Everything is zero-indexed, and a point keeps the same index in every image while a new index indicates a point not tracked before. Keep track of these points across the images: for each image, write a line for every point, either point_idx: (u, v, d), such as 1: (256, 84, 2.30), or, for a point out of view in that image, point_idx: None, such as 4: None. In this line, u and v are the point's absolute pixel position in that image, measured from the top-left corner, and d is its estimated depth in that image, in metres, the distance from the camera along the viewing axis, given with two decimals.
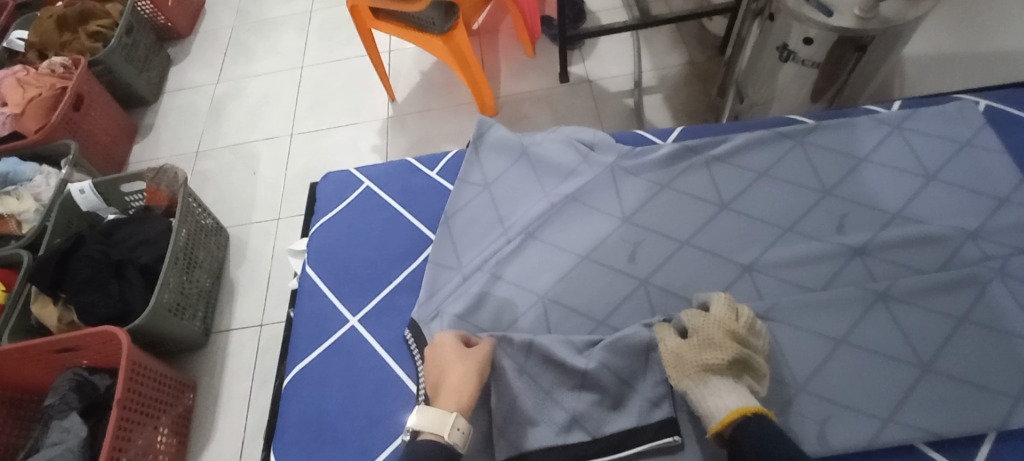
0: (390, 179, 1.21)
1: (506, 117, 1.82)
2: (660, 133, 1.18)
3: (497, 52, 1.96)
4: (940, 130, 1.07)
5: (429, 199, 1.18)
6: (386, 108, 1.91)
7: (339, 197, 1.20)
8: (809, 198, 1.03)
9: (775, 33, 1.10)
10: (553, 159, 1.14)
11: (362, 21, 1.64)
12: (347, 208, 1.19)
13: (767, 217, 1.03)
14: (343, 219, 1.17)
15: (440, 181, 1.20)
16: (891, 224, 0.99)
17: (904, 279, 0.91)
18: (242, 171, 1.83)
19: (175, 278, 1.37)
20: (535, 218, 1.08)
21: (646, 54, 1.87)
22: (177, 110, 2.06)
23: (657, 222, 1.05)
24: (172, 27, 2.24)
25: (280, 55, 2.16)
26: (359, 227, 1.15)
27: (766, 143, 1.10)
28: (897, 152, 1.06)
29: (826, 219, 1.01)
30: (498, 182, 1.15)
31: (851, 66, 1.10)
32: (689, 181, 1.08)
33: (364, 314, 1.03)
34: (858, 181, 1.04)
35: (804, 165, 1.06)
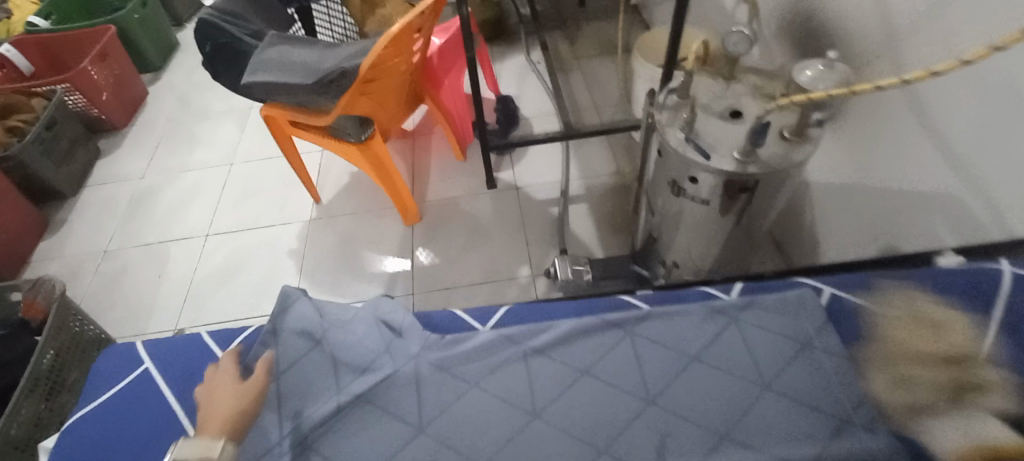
0: (176, 358, 1.03)
1: (429, 224, 1.77)
2: (481, 315, 1.08)
3: (428, 155, 1.95)
4: (780, 326, 0.95)
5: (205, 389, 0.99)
6: (310, 209, 1.85)
7: (115, 377, 1.01)
8: (633, 409, 0.88)
9: (666, 168, 1.08)
10: (354, 346, 1.00)
11: (279, 128, 1.60)
12: (115, 395, 0.99)
13: (578, 433, 0.87)
14: (103, 417, 0.97)
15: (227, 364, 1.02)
16: (718, 448, 0.83)
17: None
18: (147, 275, 1.73)
19: (28, 409, 1.22)
20: (318, 423, 0.91)
21: (575, 161, 1.87)
22: (94, 205, 1.98)
23: (457, 437, 0.88)
24: (105, 119, 2.21)
25: (212, 150, 2.12)
26: (117, 425, 0.95)
27: (591, 334, 0.98)
28: (732, 352, 0.94)
29: (644, 440, 0.85)
30: (292, 370, 0.98)
31: (744, 202, 1.08)
32: (504, 376, 0.94)
33: None
34: (689, 385, 0.90)
35: (630, 364, 0.94)
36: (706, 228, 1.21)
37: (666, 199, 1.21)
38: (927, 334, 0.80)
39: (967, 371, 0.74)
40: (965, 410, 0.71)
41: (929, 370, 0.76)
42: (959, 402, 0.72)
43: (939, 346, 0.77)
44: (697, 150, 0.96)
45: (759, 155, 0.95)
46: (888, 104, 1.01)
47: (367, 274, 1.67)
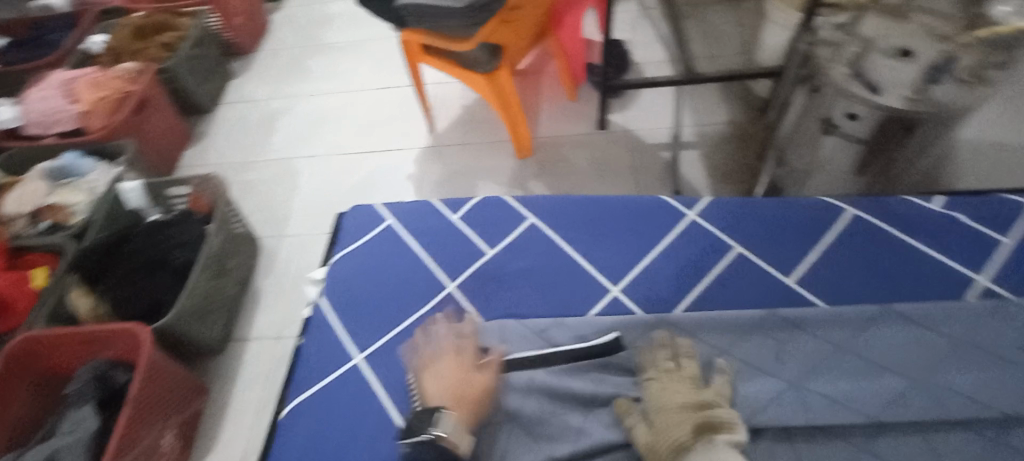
0: (414, 220, 1.26)
1: (542, 159, 1.83)
2: (685, 202, 1.20)
3: (540, 93, 1.99)
4: (985, 214, 1.09)
5: (449, 243, 1.21)
6: (426, 137, 1.96)
7: (362, 232, 1.26)
8: (891, 383, 0.91)
9: (819, 106, 1.08)
10: (547, 216, 1.22)
11: (412, 55, 1.70)
12: (369, 244, 1.24)
13: (824, 333, 0.98)
14: (365, 258, 1.21)
15: (461, 227, 1.24)
16: (952, 355, 0.93)
17: (953, 401, 0.88)
18: (282, 185, 1.90)
19: (203, 284, 1.40)
20: (522, 269, 1.15)
21: (688, 109, 1.87)
22: (230, 121, 2.17)
23: (717, 330, 1.00)
24: (237, 43, 2.38)
25: (334, 78, 2.26)
26: (378, 264, 1.20)
27: (807, 227, 1.13)
28: (956, 246, 1.06)
29: (890, 345, 0.95)
30: (491, 228, 1.23)
31: (896, 147, 1.07)
32: (720, 290, 1.07)
33: (370, 352, 1.06)
34: (951, 368, 0.91)
35: (854, 260, 1.09)
36: (841, 175, 1.21)
37: (802, 142, 1.21)
38: (687, 387, 0.89)
39: (707, 399, 0.86)
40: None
41: (676, 414, 0.84)
42: None
43: (694, 394, 0.87)
44: (863, 86, 0.97)
45: (929, 95, 0.94)
46: None
47: None
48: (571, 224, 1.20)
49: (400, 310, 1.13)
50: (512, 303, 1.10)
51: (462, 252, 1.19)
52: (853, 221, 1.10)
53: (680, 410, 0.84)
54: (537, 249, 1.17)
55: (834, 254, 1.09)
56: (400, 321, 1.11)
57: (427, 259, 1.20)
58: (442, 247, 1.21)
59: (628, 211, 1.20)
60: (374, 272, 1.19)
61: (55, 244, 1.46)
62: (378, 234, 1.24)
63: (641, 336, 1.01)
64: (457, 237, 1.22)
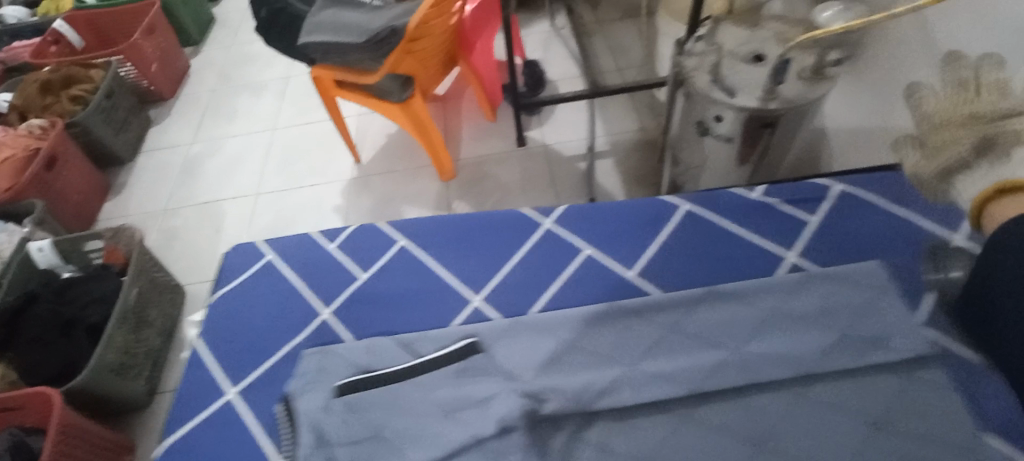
0: (292, 251, 1.15)
1: (465, 180, 1.88)
2: (544, 210, 1.15)
3: (460, 116, 2.05)
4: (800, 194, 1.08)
5: (326, 272, 1.10)
6: (351, 169, 1.98)
7: (240, 269, 1.14)
8: (710, 356, 0.90)
9: (693, 111, 1.17)
10: (427, 234, 1.14)
11: (326, 89, 1.72)
12: (244, 281, 1.12)
13: (644, 316, 0.96)
14: (240, 295, 1.09)
15: (340, 255, 1.13)
16: (767, 321, 0.92)
17: (767, 366, 0.87)
18: (207, 229, 1.88)
19: (121, 338, 1.38)
20: (400, 291, 1.06)
21: (600, 120, 1.97)
22: (151, 169, 2.14)
23: (537, 329, 0.95)
24: (155, 90, 2.35)
25: (256, 117, 2.26)
26: (254, 301, 1.08)
27: (647, 221, 1.10)
28: (774, 225, 1.06)
29: (711, 320, 0.94)
30: (371, 252, 1.13)
31: (764, 142, 1.17)
32: (571, 289, 1.02)
33: (244, 386, 0.96)
34: (768, 337, 0.91)
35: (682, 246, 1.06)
36: (726, 170, 1.31)
37: (688, 144, 1.31)
38: (957, 97, 0.79)
39: (993, 130, 0.74)
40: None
41: (954, 115, 0.78)
42: (993, 161, 0.74)
43: (959, 110, 0.77)
44: (722, 90, 1.06)
45: (779, 93, 1.04)
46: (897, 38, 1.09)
47: None
48: (450, 240, 1.12)
49: (268, 347, 1.01)
50: (389, 326, 1.00)
51: (332, 279, 1.09)
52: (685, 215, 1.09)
53: (940, 142, 0.79)
54: (415, 268, 1.09)
55: (678, 244, 1.06)
56: (267, 357, 1.00)
57: (304, 289, 1.09)
58: (316, 277, 1.10)
59: (508, 223, 1.14)
60: (248, 310, 1.07)
61: None
62: (251, 272, 1.13)
63: (498, 338, 0.96)
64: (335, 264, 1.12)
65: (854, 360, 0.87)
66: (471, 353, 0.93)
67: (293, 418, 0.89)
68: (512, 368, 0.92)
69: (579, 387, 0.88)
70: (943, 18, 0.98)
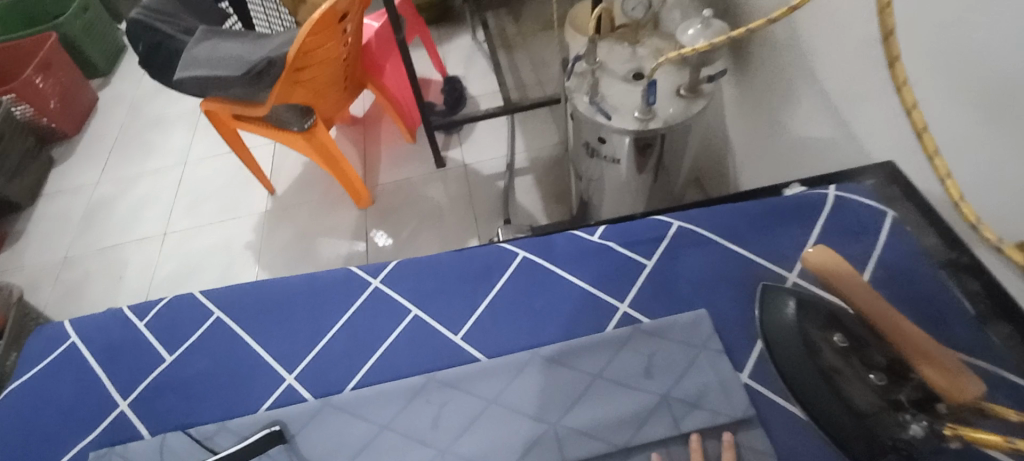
0: (100, 332, 0.87)
1: (382, 207, 1.81)
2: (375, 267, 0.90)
3: (377, 139, 1.99)
4: (640, 228, 0.88)
5: (136, 358, 0.84)
6: (265, 201, 1.89)
7: (37, 358, 0.86)
8: (521, 433, 0.72)
9: (580, 132, 1.15)
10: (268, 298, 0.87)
11: (223, 123, 1.64)
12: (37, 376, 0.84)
13: (446, 385, 0.76)
14: (30, 392, 0.83)
15: (153, 335, 0.86)
16: (592, 383, 0.75)
17: (585, 442, 0.70)
18: (109, 276, 1.77)
19: None
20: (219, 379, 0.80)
21: (520, 136, 1.93)
22: (52, 214, 2.01)
23: (311, 422, 0.75)
24: (56, 128, 2.21)
25: (167, 152, 2.15)
26: (45, 398, 0.82)
27: (468, 272, 0.87)
28: (614, 267, 0.85)
29: (525, 387, 0.75)
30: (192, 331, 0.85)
31: (656, 159, 1.16)
32: (384, 372, 0.79)
33: None
34: (591, 403, 0.73)
35: (515, 300, 0.84)
36: (628, 188, 1.29)
37: (588, 163, 1.27)
38: None
39: None
40: (961, 433, 0.55)
41: None
42: None
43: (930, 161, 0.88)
44: (601, 112, 1.03)
45: (657, 113, 1.02)
46: (774, 51, 1.08)
47: (325, 261, 1.71)
48: (289, 309, 0.86)
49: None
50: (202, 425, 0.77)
51: (132, 366, 0.83)
52: (523, 264, 0.87)
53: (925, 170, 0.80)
54: (244, 351, 0.82)
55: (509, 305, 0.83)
56: None
57: (108, 382, 0.82)
58: (122, 365, 0.83)
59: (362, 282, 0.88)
60: (37, 411, 0.81)
61: None
62: (47, 360, 0.85)
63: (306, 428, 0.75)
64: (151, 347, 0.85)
65: (675, 429, 0.70)
66: (268, 449, 0.73)
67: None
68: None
69: None
70: (806, 30, 0.97)
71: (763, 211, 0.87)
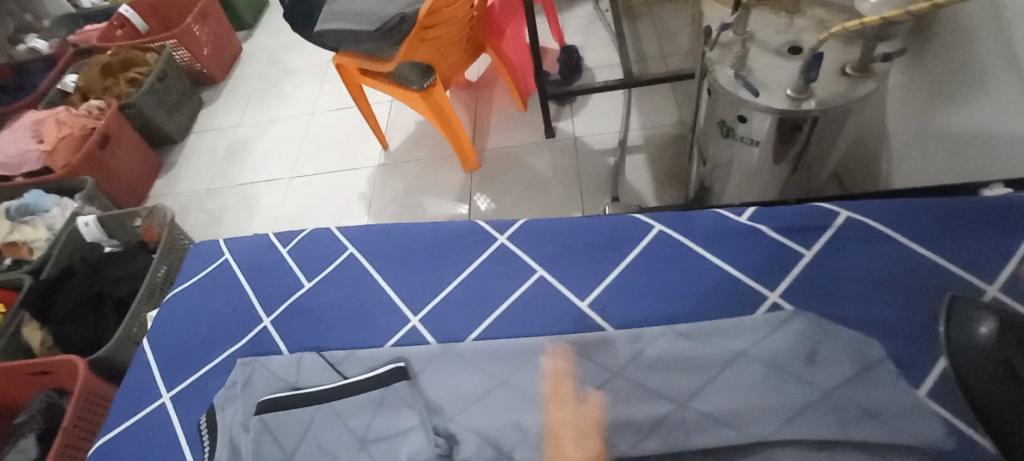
0: (248, 253, 1.03)
1: (487, 172, 1.83)
2: (501, 225, 0.99)
3: (488, 104, 2.00)
4: (796, 215, 0.89)
5: (276, 279, 0.98)
6: (379, 156, 1.98)
7: (198, 267, 1.04)
8: (653, 407, 0.73)
9: (715, 109, 1.07)
10: (381, 243, 0.99)
11: (351, 77, 1.72)
12: (199, 283, 1.01)
13: (588, 349, 0.80)
14: (192, 295, 0.99)
15: (291, 261, 1.00)
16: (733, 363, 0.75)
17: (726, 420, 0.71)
18: (242, 210, 1.96)
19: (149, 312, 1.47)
20: (340, 305, 0.93)
21: (635, 113, 1.85)
22: (198, 150, 2.25)
23: (465, 357, 0.82)
24: (207, 73, 2.46)
25: (297, 102, 2.31)
26: (205, 301, 0.98)
27: (610, 243, 0.92)
28: (758, 255, 0.86)
29: (663, 364, 0.77)
30: (328, 262, 0.98)
31: (800, 147, 1.04)
32: (507, 327, 0.86)
33: (177, 391, 0.88)
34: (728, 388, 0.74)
35: (650, 276, 0.87)
36: (757, 176, 1.19)
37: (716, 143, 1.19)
38: None
39: None
40: None
41: None
42: None
43: None
44: (747, 87, 0.94)
45: (814, 92, 0.91)
46: (966, 33, 0.94)
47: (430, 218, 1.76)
48: (397, 253, 0.97)
49: (202, 356, 0.91)
50: (318, 342, 0.89)
51: (279, 286, 0.97)
52: (658, 238, 0.91)
53: None
54: (356, 283, 0.94)
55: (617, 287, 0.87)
56: (198, 366, 0.90)
57: (252, 295, 0.97)
58: (264, 285, 0.97)
59: (463, 234, 0.98)
60: (194, 312, 0.97)
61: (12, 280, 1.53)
62: (208, 271, 1.02)
63: (430, 363, 0.83)
64: (291, 270, 0.99)
65: (837, 434, 0.67)
66: (397, 378, 0.80)
67: (211, 433, 0.81)
68: (437, 401, 0.79)
69: (507, 434, 0.74)
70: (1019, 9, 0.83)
71: (946, 208, 0.84)
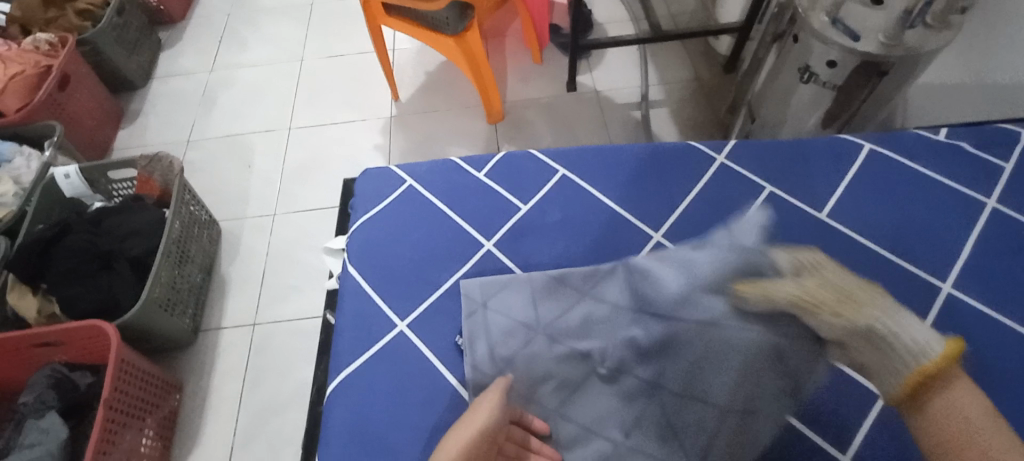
0: (434, 178, 1.07)
1: (510, 125, 1.79)
2: (713, 146, 1.08)
3: (503, 55, 1.95)
4: (977, 141, 1.04)
5: (479, 202, 1.03)
6: (389, 106, 1.87)
7: (380, 194, 1.06)
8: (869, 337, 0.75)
9: (797, 54, 1.15)
10: (599, 165, 1.06)
11: (372, 17, 1.60)
12: (389, 206, 1.04)
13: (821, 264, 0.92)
14: (393, 220, 1.02)
15: (490, 184, 1.06)
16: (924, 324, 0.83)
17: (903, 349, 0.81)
18: (236, 163, 1.78)
19: (166, 272, 1.31)
20: (569, 225, 1.00)
21: (652, 67, 1.89)
22: (167, 96, 1.99)
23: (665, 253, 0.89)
24: (164, 10, 2.16)
25: (280, 46, 2.11)
26: (406, 227, 1.01)
27: (840, 159, 1.04)
28: (962, 166, 1.01)
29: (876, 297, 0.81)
30: (550, 187, 1.04)
31: (865, 94, 1.14)
32: None
33: (413, 319, 0.91)
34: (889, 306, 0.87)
35: (876, 190, 1.00)
36: (807, 123, 1.29)
37: (781, 85, 1.26)
38: None
39: None
40: None
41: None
42: None
43: None
44: (843, 31, 1.03)
45: (902, 39, 1.00)
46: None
47: None
48: (608, 175, 1.05)
49: (426, 281, 0.95)
50: (555, 260, 0.96)
51: (490, 212, 1.02)
52: (872, 156, 1.03)
53: None
54: (574, 203, 1.02)
55: (768, 216, 0.98)
56: (430, 290, 0.93)
57: (456, 218, 1.02)
58: (469, 209, 1.03)
59: (662, 156, 1.07)
60: (401, 238, 1.00)
61: None
62: (396, 195, 1.05)
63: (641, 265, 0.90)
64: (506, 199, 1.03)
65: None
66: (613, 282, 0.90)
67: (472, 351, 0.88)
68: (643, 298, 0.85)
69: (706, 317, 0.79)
70: None
71: None
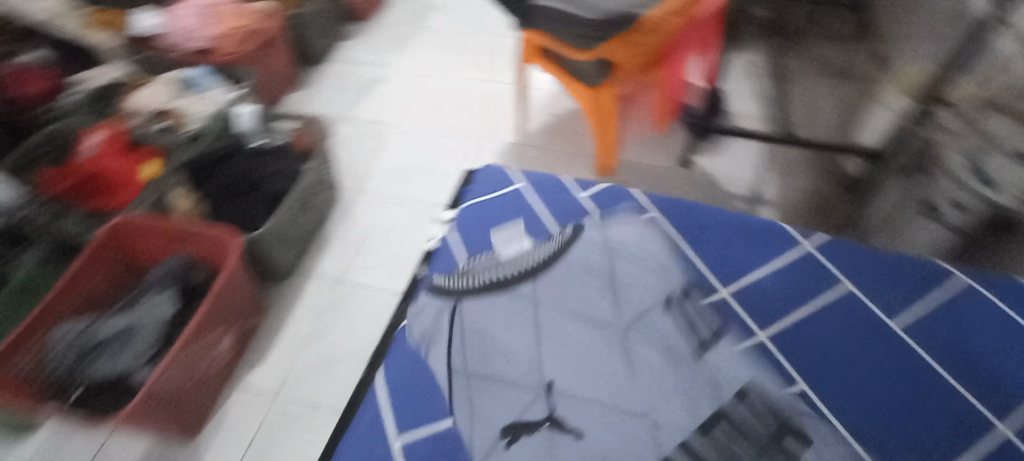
0: (540, 189, 1.41)
1: (617, 179, 1.89)
2: (806, 236, 1.22)
3: (629, 118, 2.06)
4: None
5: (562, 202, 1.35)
6: (513, 134, 2.04)
7: (494, 188, 1.45)
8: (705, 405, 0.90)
9: (930, 188, 1.21)
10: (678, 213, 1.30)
11: (525, 55, 1.79)
12: (499, 199, 1.42)
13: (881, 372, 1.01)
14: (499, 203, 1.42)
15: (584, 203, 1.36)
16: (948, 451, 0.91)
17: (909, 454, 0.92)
18: (371, 144, 2.02)
19: (288, 214, 1.50)
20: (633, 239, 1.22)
21: (774, 167, 1.90)
22: (335, 76, 2.31)
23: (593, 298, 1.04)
24: (356, 8, 2.54)
25: (437, 60, 2.38)
26: (506, 214, 1.38)
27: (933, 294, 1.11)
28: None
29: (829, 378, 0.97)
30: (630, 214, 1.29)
31: (991, 242, 1.19)
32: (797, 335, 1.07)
33: (476, 286, 1.09)
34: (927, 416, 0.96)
35: (957, 320, 1.08)
36: (934, 249, 1.28)
37: (908, 214, 1.29)
38: None
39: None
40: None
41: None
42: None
43: None
44: (982, 181, 1.09)
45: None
46: None
47: None
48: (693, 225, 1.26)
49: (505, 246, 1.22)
50: None
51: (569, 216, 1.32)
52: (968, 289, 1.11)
53: None
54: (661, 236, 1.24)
55: (838, 312, 1.09)
56: (502, 251, 1.20)
57: (544, 217, 1.35)
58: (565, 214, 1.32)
59: (748, 227, 1.25)
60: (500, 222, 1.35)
61: (170, 143, 1.60)
62: (505, 191, 1.42)
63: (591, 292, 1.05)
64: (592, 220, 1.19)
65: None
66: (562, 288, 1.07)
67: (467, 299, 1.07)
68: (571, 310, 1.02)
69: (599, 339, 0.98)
70: None
71: None
